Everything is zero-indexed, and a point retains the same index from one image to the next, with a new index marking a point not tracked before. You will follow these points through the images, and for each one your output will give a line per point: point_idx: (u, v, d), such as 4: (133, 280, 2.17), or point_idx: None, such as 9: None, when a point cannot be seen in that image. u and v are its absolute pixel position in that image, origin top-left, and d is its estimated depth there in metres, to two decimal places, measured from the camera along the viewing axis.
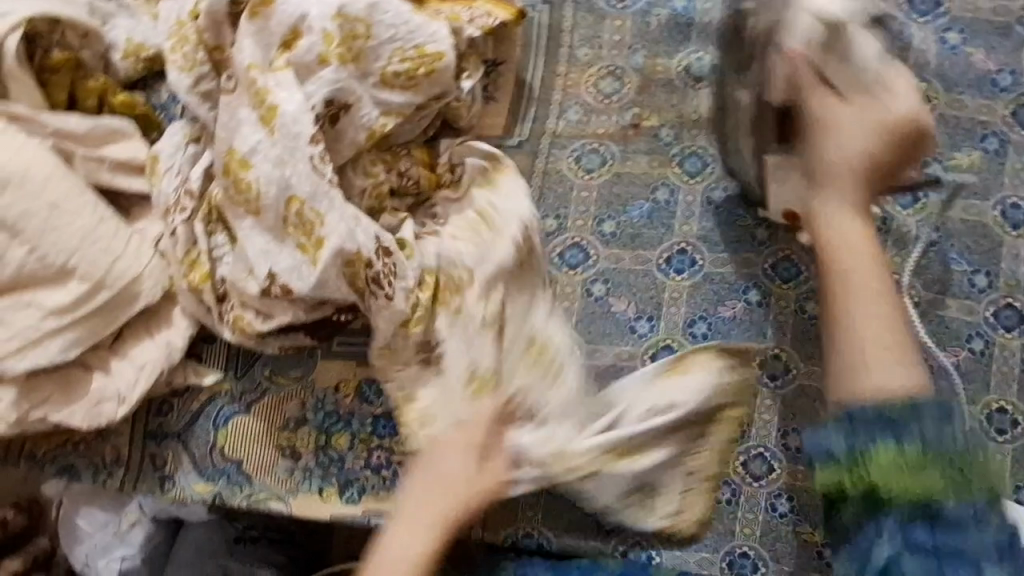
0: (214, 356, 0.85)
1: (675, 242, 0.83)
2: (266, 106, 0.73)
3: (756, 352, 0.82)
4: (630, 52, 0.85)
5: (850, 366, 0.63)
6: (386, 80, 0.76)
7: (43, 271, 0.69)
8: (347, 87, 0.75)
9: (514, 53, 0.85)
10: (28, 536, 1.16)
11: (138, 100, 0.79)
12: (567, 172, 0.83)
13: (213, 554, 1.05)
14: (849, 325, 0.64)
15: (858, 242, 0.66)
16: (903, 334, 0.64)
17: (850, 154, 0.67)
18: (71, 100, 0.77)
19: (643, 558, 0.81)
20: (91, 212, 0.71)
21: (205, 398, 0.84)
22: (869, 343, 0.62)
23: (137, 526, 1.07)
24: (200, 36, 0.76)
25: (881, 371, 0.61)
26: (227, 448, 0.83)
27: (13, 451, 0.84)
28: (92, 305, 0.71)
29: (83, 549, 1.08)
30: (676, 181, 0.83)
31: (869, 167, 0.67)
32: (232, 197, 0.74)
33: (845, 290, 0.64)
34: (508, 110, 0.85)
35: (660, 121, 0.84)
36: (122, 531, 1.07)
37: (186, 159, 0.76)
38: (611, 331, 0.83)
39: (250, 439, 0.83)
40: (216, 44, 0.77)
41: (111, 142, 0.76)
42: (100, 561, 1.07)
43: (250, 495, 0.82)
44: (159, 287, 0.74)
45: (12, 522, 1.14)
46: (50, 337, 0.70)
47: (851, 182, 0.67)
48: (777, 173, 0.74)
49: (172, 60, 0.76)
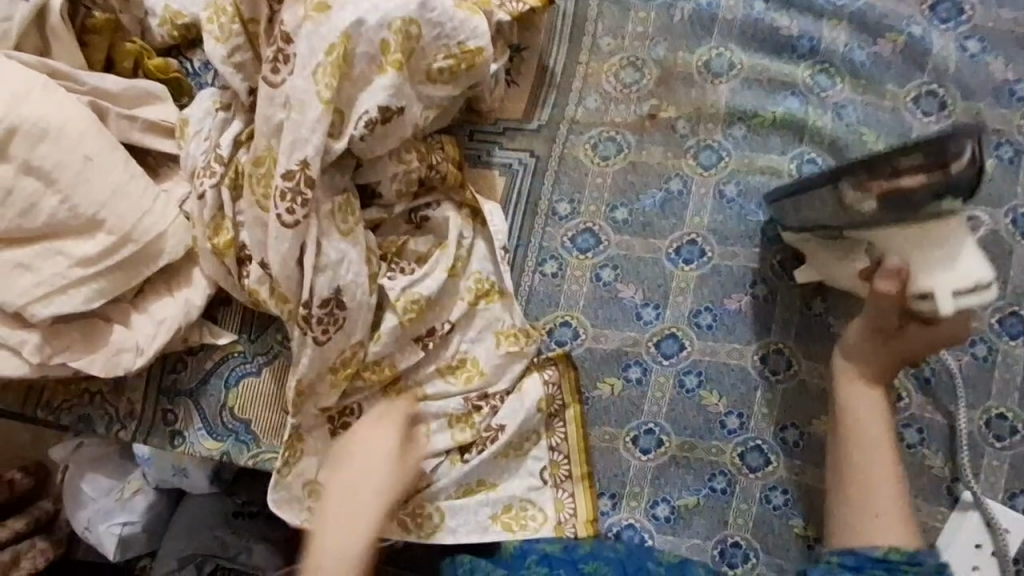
0: (230, 318, 0.86)
1: (684, 233, 0.84)
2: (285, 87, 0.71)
3: (761, 342, 0.83)
4: (652, 45, 0.85)
5: (853, 530, 0.73)
6: (430, 78, 0.74)
7: (73, 221, 0.71)
8: (400, 92, 0.72)
9: (539, 39, 0.86)
10: (33, 499, 1.11)
11: (171, 64, 0.82)
12: (583, 158, 0.85)
13: (211, 528, 0.96)
14: (855, 487, 0.73)
15: (871, 428, 0.74)
16: (904, 505, 0.72)
17: (880, 329, 0.73)
18: (108, 62, 0.80)
19: (636, 541, 0.82)
20: (122, 168, 0.73)
21: (218, 358, 0.86)
22: (865, 523, 0.72)
23: (140, 494, 1.02)
24: (236, 8, 0.74)
25: (880, 533, 0.71)
26: (237, 407, 0.86)
27: (30, 400, 0.87)
28: (118, 257, 0.73)
29: (86, 516, 1.02)
30: (690, 172, 0.84)
31: (899, 335, 0.73)
32: (253, 168, 0.74)
33: (857, 439, 0.74)
34: (530, 94, 0.86)
35: (677, 113, 0.85)
36: (125, 498, 1.02)
37: (215, 124, 0.78)
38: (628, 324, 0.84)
39: (260, 400, 0.86)
40: (252, 16, 0.74)
41: (144, 104, 0.79)
42: (100, 528, 1.00)
43: (257, 454, 0.85)
44: (181, 246, 0.76)
45: (18, 485, 1.08)
46: (77, 284, 0.72)
47: (875, 364, 0.75)
48: (821, 253, 0.77)
49: (207, 30, 0.75)
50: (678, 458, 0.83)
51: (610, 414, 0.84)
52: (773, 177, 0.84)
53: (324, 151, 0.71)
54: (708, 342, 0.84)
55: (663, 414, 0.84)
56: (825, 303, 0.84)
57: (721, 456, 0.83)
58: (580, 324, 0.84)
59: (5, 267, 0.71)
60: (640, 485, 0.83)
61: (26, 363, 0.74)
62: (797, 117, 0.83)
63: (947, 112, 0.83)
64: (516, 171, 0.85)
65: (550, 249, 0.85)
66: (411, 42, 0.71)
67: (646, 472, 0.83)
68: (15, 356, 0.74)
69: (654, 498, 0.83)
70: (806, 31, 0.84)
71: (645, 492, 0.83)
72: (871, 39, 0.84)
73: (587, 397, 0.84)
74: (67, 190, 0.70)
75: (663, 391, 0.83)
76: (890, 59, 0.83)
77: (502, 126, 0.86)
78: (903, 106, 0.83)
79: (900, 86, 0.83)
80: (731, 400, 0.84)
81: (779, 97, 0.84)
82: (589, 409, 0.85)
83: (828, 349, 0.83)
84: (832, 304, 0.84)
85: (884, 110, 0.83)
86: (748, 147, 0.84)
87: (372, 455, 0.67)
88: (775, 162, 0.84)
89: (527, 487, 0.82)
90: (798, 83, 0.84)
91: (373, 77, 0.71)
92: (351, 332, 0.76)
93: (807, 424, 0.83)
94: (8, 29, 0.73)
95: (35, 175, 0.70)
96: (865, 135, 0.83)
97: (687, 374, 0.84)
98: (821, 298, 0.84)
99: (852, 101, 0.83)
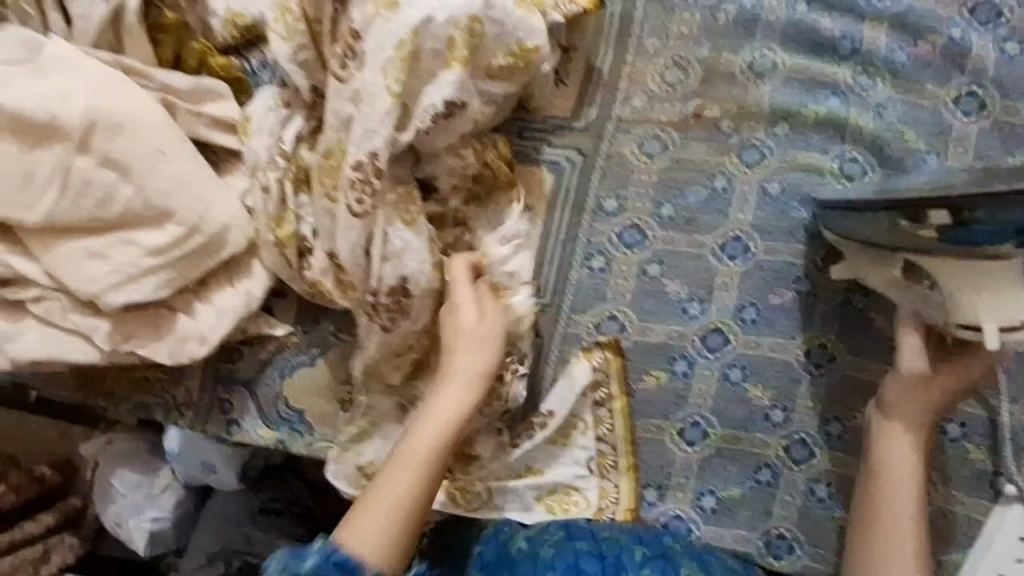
0: (285, 310, 0.89)
1: (728, 230, 0.86)
2: (356, 81, 0.75)
3: (805, 339, 0.85)
4: (696, 45, 0.88)
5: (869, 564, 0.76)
6: (491, 73, 0.79)
7: (146, 212, 0.74)
8: (465, 87, 0.76)
9: (586, 39, 0.88)
10: (60, 494, 1.10)
11: (234, 64, 0.84)
12: (628, 155, 0.87)
13: (236, 522, 1.01)
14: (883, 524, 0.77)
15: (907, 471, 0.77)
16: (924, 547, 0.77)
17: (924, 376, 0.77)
18: (175, 59, 0.83)
19: (682, 530, 0.85)
20: (190, 161, 0.76)
21: (273, 348, 0.89)
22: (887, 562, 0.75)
23: (169, 490, 1.04)
24: (301, 9, 0.78)
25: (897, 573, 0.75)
26: (291, 397, 0.88)
27: (90, 387, 0.89)
28: (188, 247, 0.76)
29: (115, 510, 1.04)
30: (734, 170, 0.86)
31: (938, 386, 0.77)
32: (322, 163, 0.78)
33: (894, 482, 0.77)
34: (577, 94, 0.88)
35: (722, 112, 0.86)
36: (154, 493, 1.04)
37: (276, 120, 0.81)
38: (673, 317, 0.86)
39: (313, 390, 0.88)
40: (316, 17, 0.78)
41: (207, 101, 0.81)
42: (130, 522, 1.03)
43: (311, 442, 0.88)
44: (244, 238, 0.78)
45: (48, 480, 1.07)
46: (148, 273, 0.75)
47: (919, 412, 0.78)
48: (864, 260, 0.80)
49: (274, 29, 0.78)
50: (722, 449, 0.85)
51: (656, 406, 0.86)
52: (816, 175, 0.85)
53: (390, 143, 0.76)
54: (752, 336, 0.85)
55: (708, 406, 0.85)
56: (868, 298, 0.85)
57: (766, 449, 0.84)
58: (625, 319, 0.87)
59: (82, 255, 0.74)
60: (684, 476, 0.85)
61: (96, 350, 0.77)
62: (839, 116, 0.85)
63: (987, 113, 0.84)
64: (564, 167, 0.87)
65: (596, 244, 0.87)
66: (475, 39, 0.75)
67: (691, 463, 0.86)
68: (86, 343, 0.77)
69: (699, 490, 0.85)
70: (847, 32, 0.86)
71: (690, 483, 0.85)
72: (911, 40, 0.86)
73: (635, 390, 0.87)
74: (142, 182, 0.74)
75: (706, 384, 0.85)
76: (929, 60, 0.85)
77: (551, 124, 0.88)
78: (943, 105, 0.85)
79: (940, 86, 0.85)
80: (774, 394, 0.85)
81: (821, 96, 0.86)
82: (635, 401, 0.87)
83: (869, 344, 0.85)
84: (875, 299, 0.85)
85: (924, 109, 0.85)
86: (791, 145, 0.86)
87: (465, 348, 0.77)
88: (818, 160, 0.85)
89: (574, 475, 0.87)
90: (839, 82, 0.86)
91: (439, 71, 0.75)
92: (416, 318, 0.80)
93: (850, 417, 0.84)
94: (87, 30, 0.77)
95: (113, 167, 0.73)
96: (905, 133, 0.84)
97: (731, 368, 0.85)
98: (864, 292, 0.85)
99: (892, 100, 0.85)
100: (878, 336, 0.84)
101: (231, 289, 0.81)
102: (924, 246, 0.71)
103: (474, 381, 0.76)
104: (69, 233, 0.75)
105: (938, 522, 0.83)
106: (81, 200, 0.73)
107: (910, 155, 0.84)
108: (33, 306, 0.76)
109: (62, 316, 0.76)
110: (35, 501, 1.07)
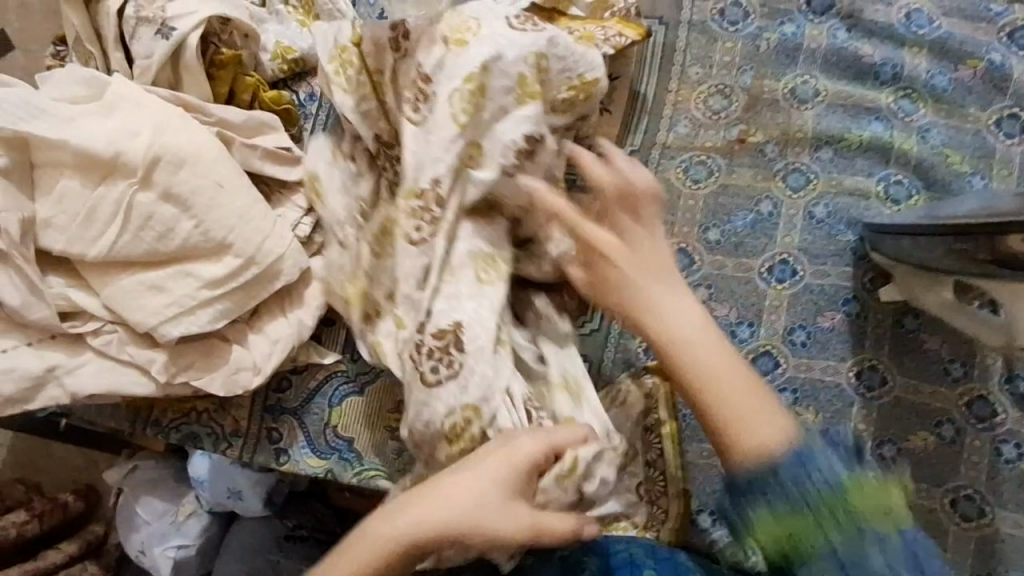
0: (333, 339, 0.89)
1: (776, 252, 0.87)
2: (413, 112, 0.77)
3: (857, 359, 0.85)
4: (739, 72, 0.89)
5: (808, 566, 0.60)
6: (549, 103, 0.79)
7: (204, 244, 0.75)
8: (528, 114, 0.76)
9: (629, 68, 0.90)
10: (82, 522, 1.10)
11: (284, 97, 0.86)
12: (674, 181, 0.88)
13: (263, 551, 0.98)
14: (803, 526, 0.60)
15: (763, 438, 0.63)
16: None
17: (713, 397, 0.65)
18: (229, 94, 0.84)
19: (739, 557, 0.84)
20: (247, 194, 0.77)
21: (323, 377, 0.89)
22: None
23: (192, 518, 1.03)
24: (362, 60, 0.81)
25: None
26: (340, 425, 0.88)
27: (136, 419, 0.89)
28: (244, 278, 0.76)
29: (139, 539, 1.03)
30: (780, 195, 0.87)
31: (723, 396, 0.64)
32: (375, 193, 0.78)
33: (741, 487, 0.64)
34: (622, 118, 0.89)
35: (766, 138, 0.88)
36: (178, 522, 1.03)
37: (331, 153, 0.82)
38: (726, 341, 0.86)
39: (362, 418, 0.88)
40: (374, 58, 0.80)
41: (260, 133, 0.83)
42: (156, 550, 1.02)
43: (360, 472, 0.87)
44: (298, 268, 0.79)
45: (71, 507, 1.07)
46: (205, 304, 0.75)
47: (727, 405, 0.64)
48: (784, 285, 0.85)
49: (333, 76, 0.81)
50: None
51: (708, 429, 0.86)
52: (862, 198, 0.86)
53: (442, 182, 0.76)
54: (804, 359, 0.85)
55: None
56: (917, 320, 0.86)
57: None
58: None
59: (141, 288, 0.75)
60: None
61: (151, 381, 0.76)
62: (883, 140, 0.86)
63: None
64: None
65: None
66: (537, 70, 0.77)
67: None
68: (141, 375, 0.76)
69: None
70: (888, 58, 0.88)
71: None
72: (951, 65, 0.87)
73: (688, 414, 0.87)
74: (201, 215, 0.74)
75: None
76: (971, 84, 0.87)
77: None
78: (985, 128, 0.86)
79: (982, 110, 0.86)
80: (827, 416, 0.84)
81: (864, 121, 0.87)
82: (688, 425, 0.87)
83: (921, 366, 0.85)
84: (924, 320, 0.86)
85: (966, 132, 0.86)
86: (835, 169, 0.87)
87: (494, 485, 0.58)
88: (863, 184, 0.86)
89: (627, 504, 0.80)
90: (882, 107, 0.87)
91: (495, 94, 0.76)
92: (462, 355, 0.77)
93: (905, 440, 0.83)
94: (148, 67, 0.78)
95: (173, 201, 0.74)
96: (949, 157, 0.85)
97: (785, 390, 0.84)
98: (913, 314, 0.86)
99: (935, 124, 0.86)
100: (928, 357, 0.85)
101: (283, 318, 0.81)
102: (979, 273, 0.70)
103: (467, 515, 0.56)
104: (128, 266, 0.75)
105: (1000, 547, 0.81)
106: (142, 233, 0.73)
107: (956, 178, 0.85)
108: (89, 339, 0.76)
109: (118, 349, 0.76)
110: (57, 529, 1.07)
